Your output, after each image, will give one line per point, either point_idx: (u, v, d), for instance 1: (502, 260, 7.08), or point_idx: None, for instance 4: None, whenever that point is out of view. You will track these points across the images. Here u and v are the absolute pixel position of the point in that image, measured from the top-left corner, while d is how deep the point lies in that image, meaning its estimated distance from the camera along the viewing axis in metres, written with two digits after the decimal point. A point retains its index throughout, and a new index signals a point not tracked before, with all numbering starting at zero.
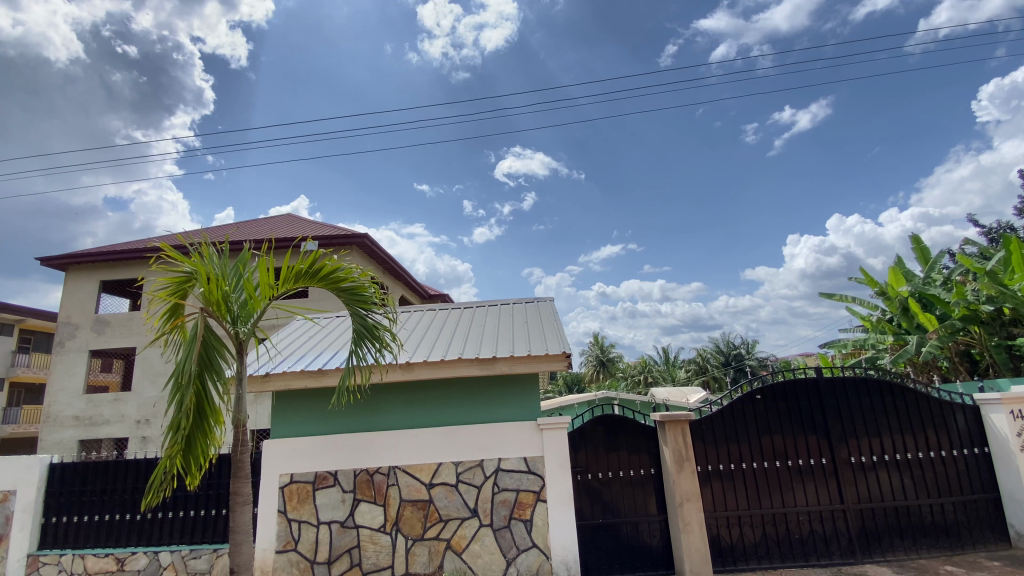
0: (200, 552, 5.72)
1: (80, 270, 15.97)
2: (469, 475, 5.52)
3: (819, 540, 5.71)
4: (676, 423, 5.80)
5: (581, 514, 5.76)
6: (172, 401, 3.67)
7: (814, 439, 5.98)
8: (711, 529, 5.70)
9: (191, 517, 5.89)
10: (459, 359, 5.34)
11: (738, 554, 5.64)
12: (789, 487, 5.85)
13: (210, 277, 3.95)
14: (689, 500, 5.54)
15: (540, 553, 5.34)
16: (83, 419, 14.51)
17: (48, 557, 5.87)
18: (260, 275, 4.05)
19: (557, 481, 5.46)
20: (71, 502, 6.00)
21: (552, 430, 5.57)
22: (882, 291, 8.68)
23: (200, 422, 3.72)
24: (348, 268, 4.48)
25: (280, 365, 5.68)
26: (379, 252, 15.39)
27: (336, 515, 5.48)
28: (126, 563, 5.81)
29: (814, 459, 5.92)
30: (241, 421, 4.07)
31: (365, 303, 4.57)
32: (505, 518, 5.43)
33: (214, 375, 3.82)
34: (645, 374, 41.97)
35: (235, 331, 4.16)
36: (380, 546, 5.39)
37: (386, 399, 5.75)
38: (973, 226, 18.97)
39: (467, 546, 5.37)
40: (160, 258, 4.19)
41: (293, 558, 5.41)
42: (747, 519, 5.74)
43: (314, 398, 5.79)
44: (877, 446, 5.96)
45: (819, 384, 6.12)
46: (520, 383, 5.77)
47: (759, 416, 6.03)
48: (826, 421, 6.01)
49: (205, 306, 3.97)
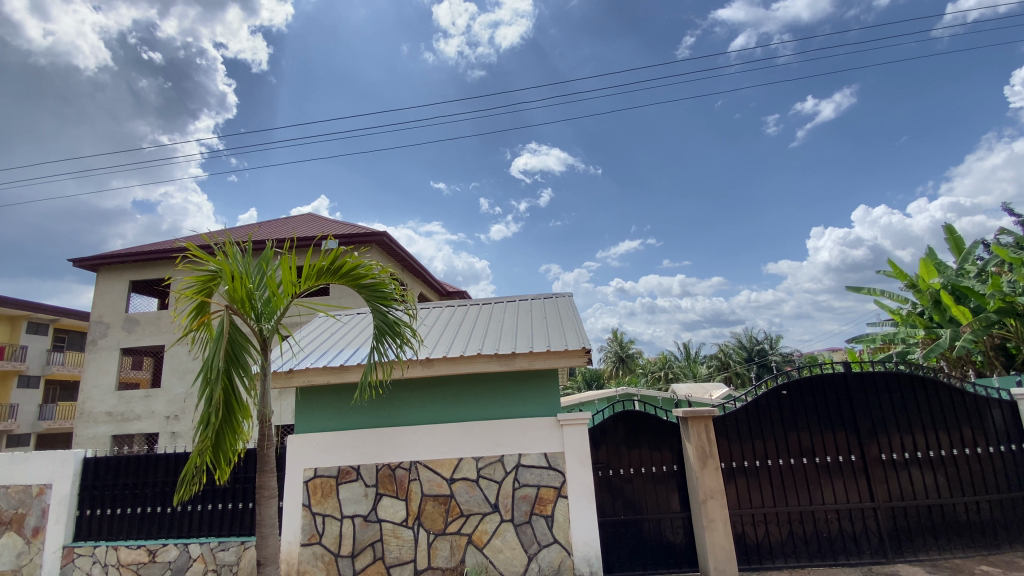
0: (229, 545, 5.85)
1: (110, 271, 16.46)
2: (490, 470, 5.53)
3: (848, 538, 5.58)
4: (698, 419, 5.70)
5: (603, 511, 5.74)
6: (201, 396, 3.73)
7: (843, 436, 5.82)
8: (736, 526, 5.61)
9: (219, 510, 6.04)
10: (478, 355, 5.34)
11: (764, 552, 5.54)
12: (817, 484, 5.71)
13: (235, 275, 4.01)
14: (713, 497, 5.47)
15: (562, 549, 5.32)
16: (116, 415, 14.99)
17: (82, 549, 6.05)
18: (283, 273, 4.11)
19: (578, 477, 5.44)
20: (105, 495, 6.20)
21: (573, 426, 5.53)
22: (913, 283, 8.42)
23: (228, 417, 3.79)
24: (368, 264, 4.51)
25: (303, 361, 5.76)
26: (398, 250, 15.51)
27: (359, 509, 5.55)
28: (157, 554, 5.96)
29: (843, 456, 5.77)
30: (266, 416, 4.14)
31: (385, 299, 4.61)
32: (526, 514, 5.42)
33: (241, 371, 3.87)
34: (666, 371, 41.60)
35: (260, 328, 4.22)
36: (403, 540, 5.44)
37: (406, 395, 5.79)
38: (1008, 215, 18.27)
39: (488, 541, 5.39)
40: (186, 257, 4.26)
41: (318, 551, 5.49)
42: (773, 517, 5.63)
43: (336, 393, 5.86)
44: (909, 443, 5.78)
45: (848, 379, 5.95)
46: (540, 379, 5.74)
47: (785, 412, 5.90)
48: (855, 416, 5.85)
49: (230, 304, 4.03)
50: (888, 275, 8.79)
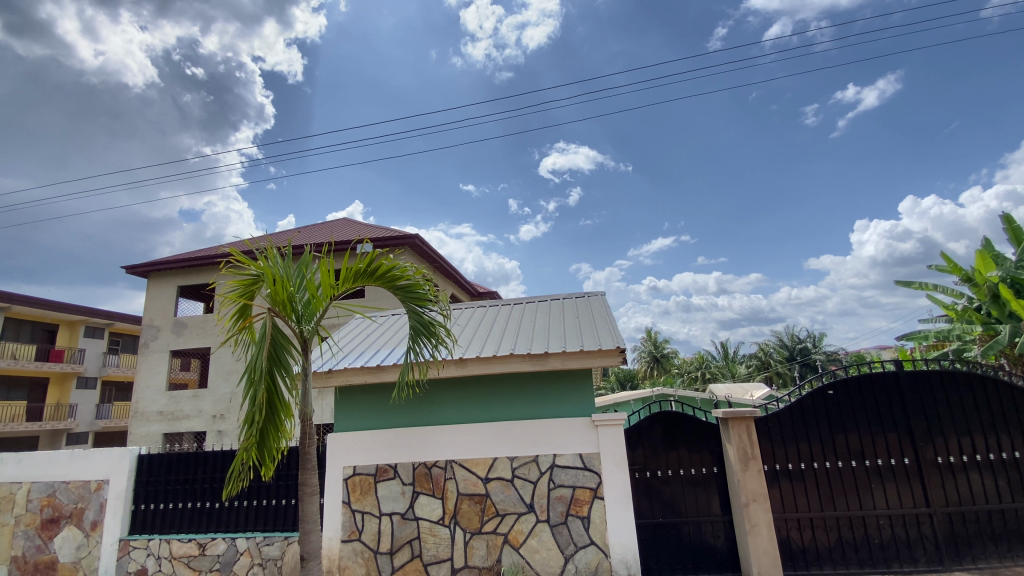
0: (273, 539, 6.04)
1: (160, 277, 17.32)
2: (525, 470, 5.53)
3: (902, 545, 5.30)
4: (739, 419, 5.53)
5: (640, 513, 5.65)
6: (246, 395, 3.86)
7: (895, 437, 5.54)
8: (780, 531, 5.41)
9: (264, 506, 6.26)
10: (510, 355, 5.34)
11: (811, 558, 5.32)
12: (867, 488, 5.45)
13: (276, 279, 4.14)
14: (755, 500, 5.31)
15: (599, 551, 5.26)
16: (166, 414, 15.73)
17: (137, 542, 6.36)
18: (322, 276, 4.21)
19: (614, 478, 5.37)
20: (158, 490, 6.52)
21: (608, 427, 5.47)
22: (968, 277, 7.95)
23: (272, 416, 3.90)
24: (403, 267, 4.57)
25: (341, 362, 5.91)
26: (430, 252, 15.70)
27: (397, 507, 5.64)
28: (207, 548, 6.22)
29: (896, 459, 5.49)
30: (308, 415, 4.25)
31: (420, 300, 4.67)
32: (562, 514, 5.39)
33: (283, 371, 3.99)
34: (702, 371, 40.58)
35: (301, 329, 4.33)
36: (439, 538, 5.50)
37: (441, 395, 5.84)
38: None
39: (525, 541, 5.38)
40: (229, 261, 4.41)
41: (357, 547, 5.61)
42: (820, 522, 5.40)
43: (373, 393, 5.97)
44: (967, 445, 5.45)
45: (900, 378, 5.66)
46: (575, 379, 5.69)
47: (832, 412, 5.66)
48: (908, 418, 5.56)
49: (272, 306, 4.15)
50: (940, 269, 8.32)
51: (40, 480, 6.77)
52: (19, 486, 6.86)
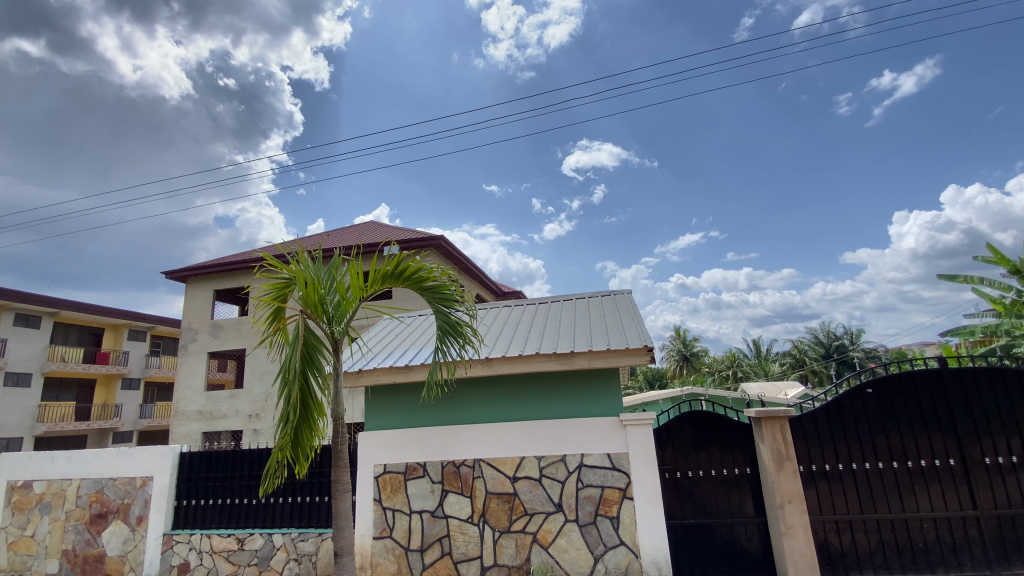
0: (308, 535, 6.21)
1: (197, 282, 17.99)
2: (553, 470, 5.52)
3: (947, 549, 5.08)
4: (773, 419, 5.40)
5: (670, 514, 5.57)
6: (281, 395, 3.97)
7: (939, 437, 5.32)
8: (818, 534, 5.25)
9: (299, 503, 6.44)
10: (536, 355, 5.35)
11: (851, 562, 5.15)
12: (910, 490, 5.24)
13: (308, 282, 4.24)
14: (791, 502, 5.17)
15: (629, 551, 5.21)
16: (205, 413, 16.33)
17: (180, 536, 6.62)
18: (352, 279, 4.30)
19: (643, 479, 5.31)
20: (199, 486, 6.78)
21: (636, 426, 5.41)
22: (1017, 269, 7.54)
23: (305, 415, 4.01)
24: (429, 268, 4.62)
25: (371, 362, 6.04)
26: (454, 252, 15.82)
27: (426, 505, 5.71)
28: (245, 543, 6.44)
29: (941, 460, 5.26)
30: (340, 415, 4.34)
31: (447, 301, 4.72)
32: (591, 514, 5.36)
33: (316, 370, 4.09)
34: (734, 370, 39.64)
35: (332, 330, 4.42)
36: (469, 536, 5.55)
37: (469, 395, 5.89)
38: None
39: (554, 540, 5.37)
40: (263, 265, 4.53)
41: (389, 544, 5.70)
42: (859, 525, 5.22)
43: (402, 393, 6.06)
44: (1017, 445, 5.20)
45: (944, 376, 5.43)
46: (602, 378, 5.65)
47: (871, 412, 5.46)
48: (954, 417, 5.32)
49: (304, 309, 4.26)
50: (987, 261, 7.91)
51: (90, 477, 7.12)
52: (69, 483, 7.23)
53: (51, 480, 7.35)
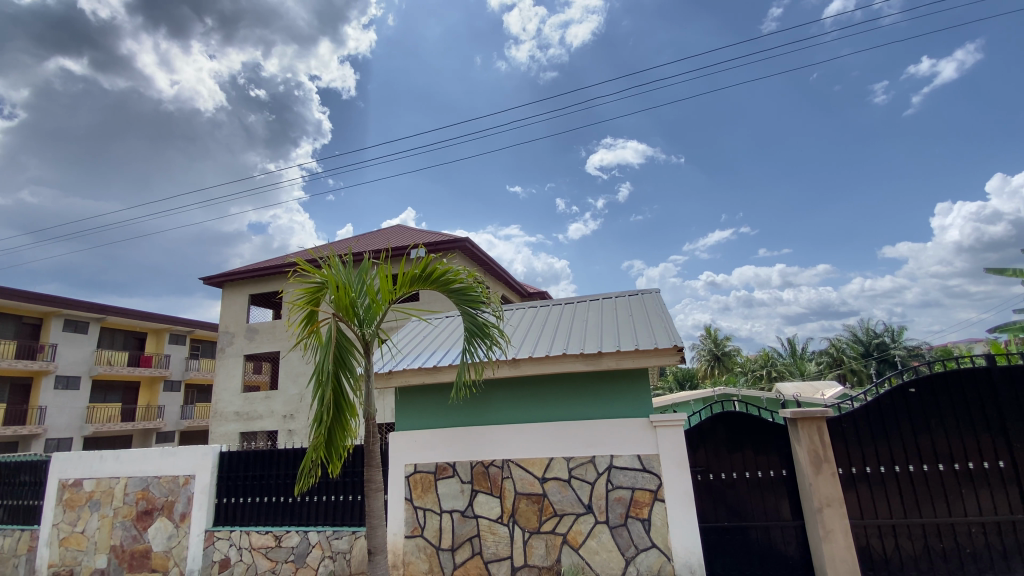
0: (342, 534, 6.36)
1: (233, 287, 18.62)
2: (582, 471, 5.50)
3: (997, 556, 4.84)
4: (810, 419, 5.24)
5: (704, 516, 5.48)
6: (315, 396, 4.08)
7: (988, 439, 5.06)
8: (858, 539, 5.06)
9: (333, 501, 6.59)
10: (563, 355, 5.34)
11: (894, 568, 4.95)
12: (956, 493, 5.01)
13: (339, 285, 4.34)
14: (830, 505, 5.00)
15: (661, 554, 5.14)
16: (242, 414, 16.87)
17: (221, 532, 6.88)
18: (381, 282, 4.39)
19: (674, 480, 5.23)
20: (238, 485, 7.03)
21: (667, 428, 5.35)
22: None
23: (338, 415, 4.11)
24: (456, 270, 4.67)
25: (400, 363, 6.14)
26: (479, 253, 15.93)
27: (456, 504, 5.76)
28: (282, 540, 6.63)
29: (989, 462, 5.01)
30: (372, 415, 4.44)
31: (474, 302, 4.76)
32: (622, 516, 5.32)
33: (348, 372, 4.19)
34: (768, 369, 38.56)
35: (362, 333, 4.51)
36: (499, 536, 5.57)
37: (496, 395, 5.92)
38: None
39: (584, 542, 5.35)
40: (296, 270, 4.66)
41: (420, 543, 5.78)
42: (903, 529, 5.02)
43: (431, 394, 6.14)
44: None
45: (993, 375, 5.17)
46: (631, 378, 5.60)
47: (914, 412, 5.24)
48: (1003, 417, 5.07)
49: (336, 312, 4.37)
50: None
51: (136, 475, 7.46)
52: (117, 481, 7.59)
53: (100, 479, 7.72)
